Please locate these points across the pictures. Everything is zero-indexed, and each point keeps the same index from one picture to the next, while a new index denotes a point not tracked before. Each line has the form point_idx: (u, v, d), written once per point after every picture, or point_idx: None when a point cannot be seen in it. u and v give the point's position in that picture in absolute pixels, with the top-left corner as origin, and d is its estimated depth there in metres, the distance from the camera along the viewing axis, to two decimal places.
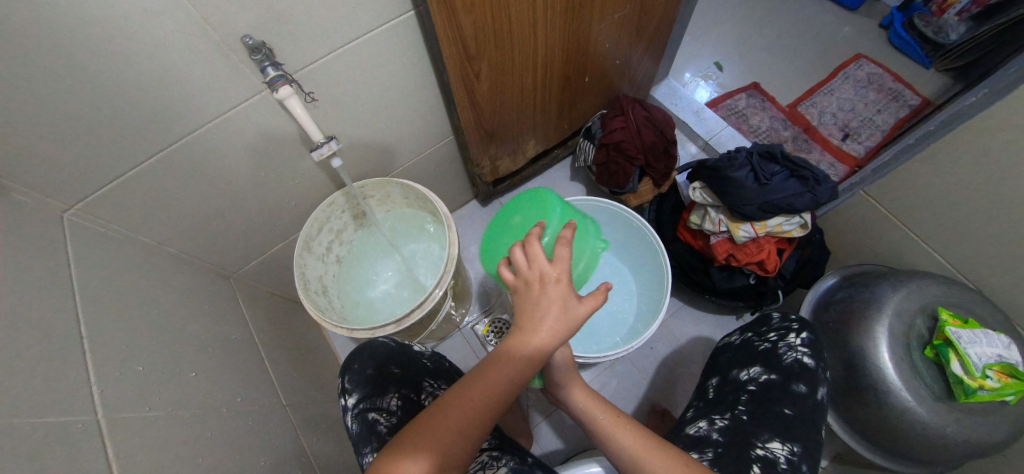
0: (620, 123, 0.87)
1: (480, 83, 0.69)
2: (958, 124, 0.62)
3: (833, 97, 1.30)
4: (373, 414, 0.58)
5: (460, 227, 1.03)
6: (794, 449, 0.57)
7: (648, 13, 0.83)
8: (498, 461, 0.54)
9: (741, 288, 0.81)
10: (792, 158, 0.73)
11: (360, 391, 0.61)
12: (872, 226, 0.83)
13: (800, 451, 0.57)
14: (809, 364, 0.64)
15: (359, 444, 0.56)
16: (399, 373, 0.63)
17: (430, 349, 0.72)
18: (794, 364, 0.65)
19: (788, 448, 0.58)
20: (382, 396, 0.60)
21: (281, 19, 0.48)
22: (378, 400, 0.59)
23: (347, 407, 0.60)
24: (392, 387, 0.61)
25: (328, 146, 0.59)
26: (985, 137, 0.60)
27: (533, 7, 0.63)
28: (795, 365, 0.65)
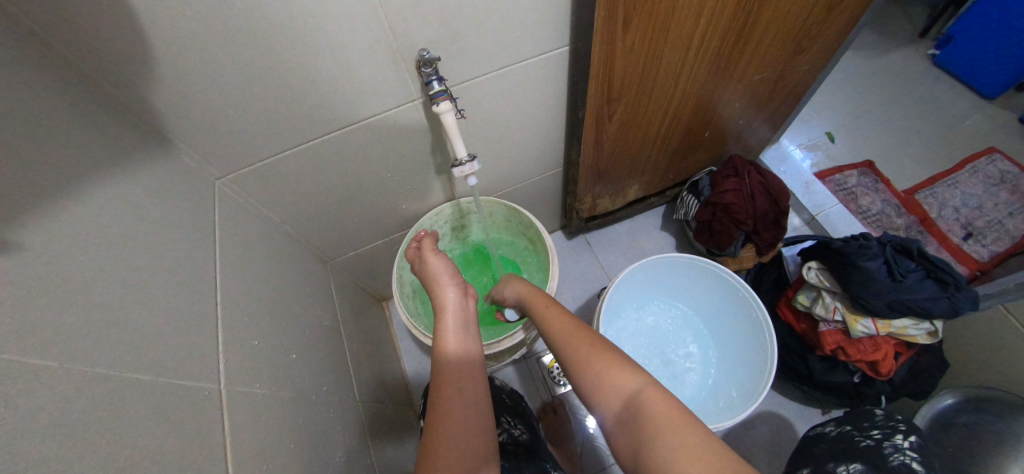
0: (734, 184, 0.83)
1: (610, 124, 0.68)
2: None
3: (956, 190, 1.19)
4: None
5: None
6: None
7: (786, 78, 0.80)
8: None
9: (842, 384, 0.75)
10: (931, 257, 0.67)
11: None
12: (1010, 348, 0.73)
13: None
14: (919, 471, 0.57)
15: None
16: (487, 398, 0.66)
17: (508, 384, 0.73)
18: (901, 467, 0.58)
19: None
20: None
21: (454, 38, 0.50)
22: None
23: None
24: None
25: (470, 165, 0.57)
26: None
27: (683, 58, 0.62)
28: (904, 469, 0.57)
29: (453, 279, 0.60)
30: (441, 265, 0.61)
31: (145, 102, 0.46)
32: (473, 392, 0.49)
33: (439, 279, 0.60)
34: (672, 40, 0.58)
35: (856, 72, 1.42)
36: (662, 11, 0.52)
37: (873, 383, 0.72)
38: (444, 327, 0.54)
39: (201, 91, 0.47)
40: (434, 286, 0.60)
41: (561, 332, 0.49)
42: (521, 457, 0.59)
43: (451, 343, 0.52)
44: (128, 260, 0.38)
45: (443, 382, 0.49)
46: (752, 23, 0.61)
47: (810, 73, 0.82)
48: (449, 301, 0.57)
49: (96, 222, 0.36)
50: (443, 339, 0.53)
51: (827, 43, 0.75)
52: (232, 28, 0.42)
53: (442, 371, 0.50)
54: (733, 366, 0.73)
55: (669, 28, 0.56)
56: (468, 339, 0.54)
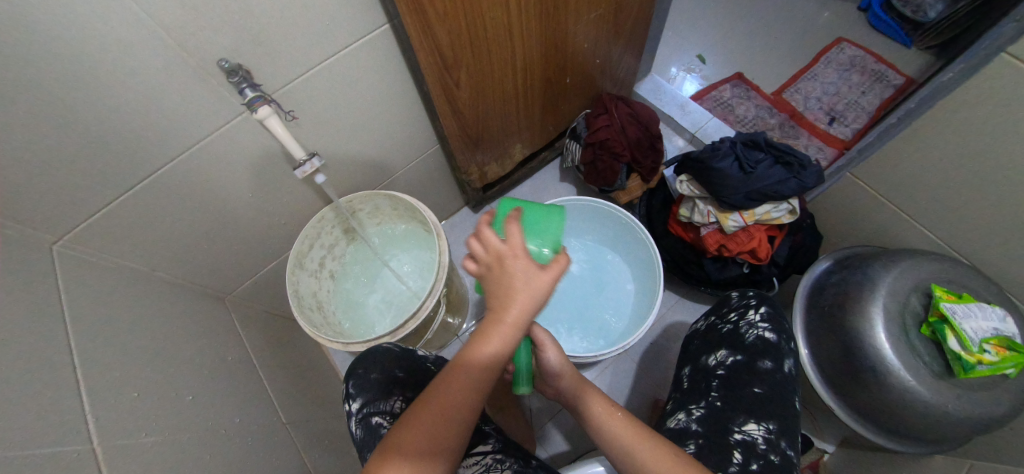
0: (605, 121, 0.88)
1: (461, 91, 0.69)
2: (937, 99, 0.63)
3: (816, 82, 1.31)
4: (377, 418, 0.59)
5: (452, 235, 1.02)
6: (769, 428, 0.57)
7: (625, 10, 0.84)
8: (502, 463, 0.55)
9: (735, 278, 0.82)
10: (775, 145, 0.73)
11: (364, 396, 0.62)
12: (863, 207, 0.83)
13: (776, 429, 0.57)
14: (771, 338, 0.64)
15: (365, 448, 0.58)
16: (405, 377, 0.64)
17: (434, 355, 0.72)
18: (756, 341, 0.64)
19: (763, 427, 0.57)
20: (386, 399, 0.61)
21: (257, 41, 0.48)
22: (383, 404, 0.61)
23: (352, 412, 0.62)
24: (398, 390, 0.62)
25: (312, 163, 0.57)
26: (965, 110, 0.60)
27: (508, 13, 0.64)
28: (758, 341, 0.64)
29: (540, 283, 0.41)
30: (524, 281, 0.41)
31: None
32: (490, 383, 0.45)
33: (511, 271, 0.41)
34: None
35: None
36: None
37: (760, 270, 0.80)
38: (494, 334, 0.42)
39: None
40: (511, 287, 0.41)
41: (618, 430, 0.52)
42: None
43: (489, 350, 0.42)
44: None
45: (457, 375, 0.44)
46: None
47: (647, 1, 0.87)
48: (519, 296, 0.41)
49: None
50: (484, 343, 0.42)
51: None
52: None
53: (467, 368, 0.43)
54: (641, 285, 0.78)
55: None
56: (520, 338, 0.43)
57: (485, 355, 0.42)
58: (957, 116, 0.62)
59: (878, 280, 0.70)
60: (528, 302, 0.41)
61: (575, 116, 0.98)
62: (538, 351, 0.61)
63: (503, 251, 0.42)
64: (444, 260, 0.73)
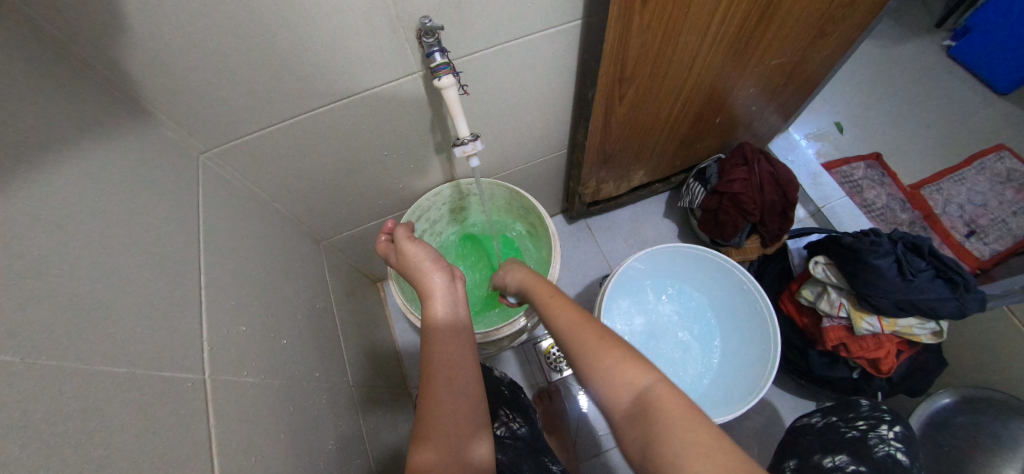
0: (743, 173, 0.81)
1: (620, 106, 0.65)
2: None
3: (962, 187, 1.18)
4: None
5: None
6: None
7: (805, 63, 0.76)
8: None
9: (839, 379, 0.74)
10: (944, 258, 0.65)
11: None
12: (1011, 350, 0.73)
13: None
14: (903, 461, 0.58)
15: None
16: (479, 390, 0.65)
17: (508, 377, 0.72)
18: (887, 458, 0.58)
19: None
20: None
21: (459, 5, 0.45)
22: None
23: None
24: None
25: (473, 144, 0.53)
26: None
27: (702, 38, 0.58)
28: (888, 459, 0.58)
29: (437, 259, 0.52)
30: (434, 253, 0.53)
31: (119, 68, 0.42)
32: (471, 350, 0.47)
33: (423, 268, 0.52)
34: (693, 19, 0.54)
35: (869, 61, 1.37)
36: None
37: (872, 380, 0.72)
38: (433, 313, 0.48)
39: (184, 55, 0.43)
40: (422, 273, 0.52)
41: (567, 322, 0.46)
42: (520, 451, 0.57)
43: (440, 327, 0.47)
44: (107, 241, 0.35)
45: (434, 343, 0.45)
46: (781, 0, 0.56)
47: (829, 59, 0.78)
48: (435, 286, 0.50)
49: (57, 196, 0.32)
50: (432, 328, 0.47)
51: (853, 25, 0.70)
52: None
53: (435, 352, 0.45)
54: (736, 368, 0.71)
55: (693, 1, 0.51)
56: (457, 300, 0.50)
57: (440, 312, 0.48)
58: None
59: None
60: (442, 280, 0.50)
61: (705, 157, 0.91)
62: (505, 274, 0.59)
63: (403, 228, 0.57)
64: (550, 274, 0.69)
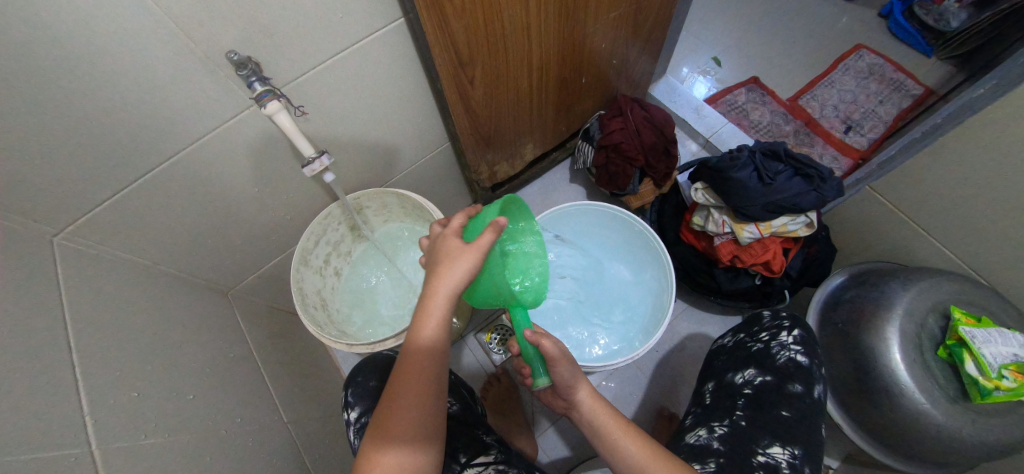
0: (619, 123, 0.85)
1: (475, 89, 0.67)
2: (968, 115, 0.60)
3: (833, 89, 1.28)
4: None
5: None
6: (795, 452, 0.56)
7: (646, 10, 0.80)
8: None
9: (747, 289, 0.80)
10: (796, 156, 0.72)
11: (361, 405, 0.63)
12: (882, 222, 0.81)
13: (801, 454, 0.56)
14: (803, 362, 0.62)
15: None
16: None
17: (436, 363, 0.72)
18: (787, 363, 0.63)
19: (789, 451, 0.56)
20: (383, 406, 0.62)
21: (267, 32, 0.46)
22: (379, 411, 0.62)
23: (350, 421, 0.63)
24: None
25: (320, 161, 0.58)
26: (996, 129, 0.58)
27: (527, 11, 0.61)
28: (789, 364, 0.63)
29: (477, 257, 0.42)
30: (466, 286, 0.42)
31: None
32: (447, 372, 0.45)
33: (444, 264, 0.43)
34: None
35: None
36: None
37: (772, 282, 0.79)
38: (427, 313, 0.42)
39: None
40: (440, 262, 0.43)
41: (634, 459, 0.49)
42: (453, 429, 0.61)
43: (429, 328, 0.42)
44: None
45: (415, 360, 0.43)
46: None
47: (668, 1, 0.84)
48: (446, 280, 0.42)
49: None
50: (422, 328, 0.42)
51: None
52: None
53: (415, 353, 0.42)
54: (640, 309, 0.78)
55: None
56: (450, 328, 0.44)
57: (428, 346, 0.42)
58: (989, 134, 0.60)
59: (910, 297, 0.68)
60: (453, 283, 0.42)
61: (588, 117, 0.96)
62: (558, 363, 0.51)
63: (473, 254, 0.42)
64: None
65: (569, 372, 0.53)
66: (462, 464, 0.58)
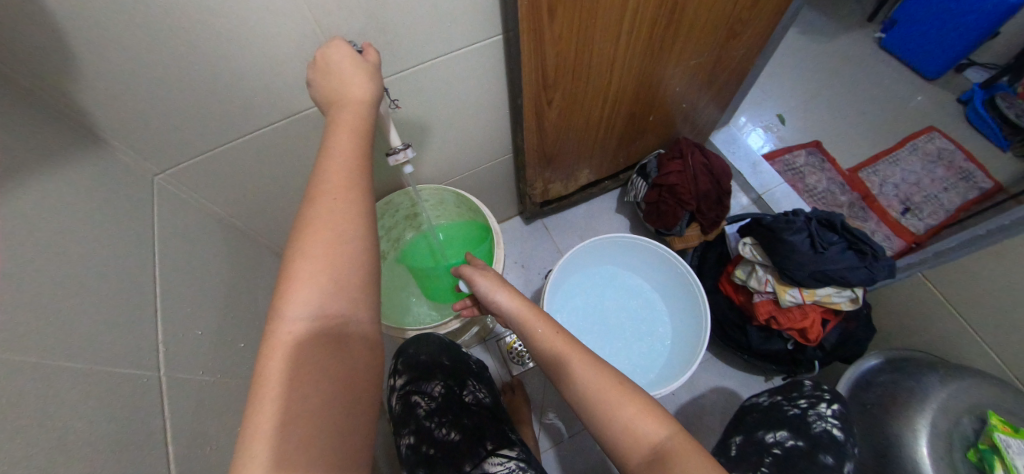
0: (678, 165, 0.87)
1: (550, 109, 0.70)
2: None
3: (896, 167, 1.26)
4: (416, 397, 0.67)
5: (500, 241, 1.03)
6: None
7: (725, 61, 0.82)
8: None
9: (777, 352, 0.80)
10: (853, 230, 0.71)
11: (408, 374, 0.70)
12: (930, 313, 0.79)
13: None
14: (838, 436, 0.63)
15: (401, 421, 0.66)
16: (448, 366, 0.72)
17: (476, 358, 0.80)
18: (822, 434, 0.63)
19: None
20: (427, 381, 0.69)
21: (383, 29, 0.51)
22: (423, 386, 0.68)
23: (395, 387, 0.71)
24: (438, 376, 0.69)
25: (404, 153, 0.55)
26: None
27: (615, 45, 0.64)
28: (824, 435, 0.63)
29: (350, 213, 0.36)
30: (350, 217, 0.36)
31: (75, 103, 0.45)
32: (365, 346, 0.36)
33: (310, 221, 0.35)
34: (602, 28, 0.59)
35: (808, 57, 1.46)
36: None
37: (805, 350, 0.78)
38: (292, 280, 0.34)
39: (131, 86, 0.47)
40: (305, 218, 0.35)
41: (572, 364, 0.47)
42: (484, 420, 0.66)
43: (297, 302, 0.33)
44: (73, 257, 0.39)
45: (287, 341, 0.32)
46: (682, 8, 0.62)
47: (746, 57, 0.85)
48: (314, 234, 0.35)
49: (31, 222, 0.36)
50: (286, 302, 0.33)
51: (761, 26, 0.77)
52: (154, 29, 0.42)
53: (287, 335, 0.33)
54: (673, 348, 0.78)
55: (598, 15, 0.57)
56: (355, 286, 0.36)
57: (296, 312, 0.33)
58: None
59: (953, 389, 0.66)
60: (322, 229, 0.35)
61: (647, 152, 0.97)
62: (472, 279, 0.56)
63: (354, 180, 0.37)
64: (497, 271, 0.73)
65: (487, 283, 0.56)
66: (487, 450, 0.61)
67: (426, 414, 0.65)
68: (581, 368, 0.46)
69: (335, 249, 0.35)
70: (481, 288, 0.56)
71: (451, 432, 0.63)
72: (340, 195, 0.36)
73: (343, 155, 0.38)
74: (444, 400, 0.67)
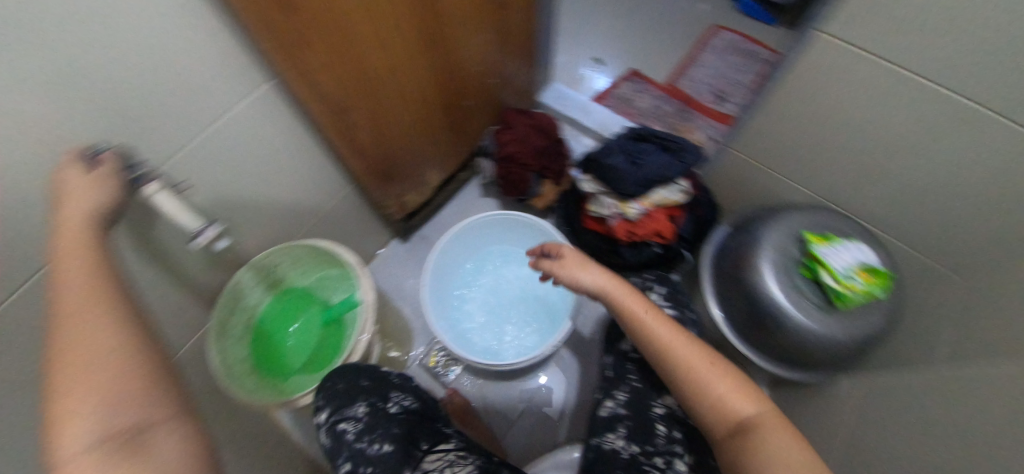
0: (509, 136, 0.93)
1: (360, 131, 0.71)
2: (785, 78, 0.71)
3: (703, 68, 1.45)
4: (341, 425, 0.64)
5: (385, 269, 1.03)
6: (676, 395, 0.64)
7: (507, 32, 0.88)
8: (464, 459, 0.62)
9: (651, 258, 0.89)
10: (658, 136, 0.85)
11: (329, 406, 0.67)
12: (745, 178, 0.93)
13: None
14: (672, 314, 0.71)
15: (331, 455, 0.63)
16: (370, 386, 0.70)
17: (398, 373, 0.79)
18: (659, 320, 0.71)
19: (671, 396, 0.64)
20: (349, 406, 0.66)
21: (123, 114, 0.45)
22: (346, 411, 0.66)
23: (319, 422, 0.67)
24: (360, 397, 0.67)
25: (210, 231, 0.52)
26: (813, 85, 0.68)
27: (394, 54, 0.66)
28: None
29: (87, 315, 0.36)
30: (122, 342, 0.37)
31: None
32: (173, 434, 0.37)
33: (49, 353, 0.35)
34: (370, 43, 0.61)
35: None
36: (337, 23, 0.53)
37: (670, 247, 0.87)
38: (54, 416, 0.33)
39: None
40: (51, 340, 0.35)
41: (663, 335, 0.54)
42: (414, 424, 0.67)
43: (67, 439, 0.33)
44: None
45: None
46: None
47: (525, 21, 0.92)
48: (57, 353, 0.34)
49: None
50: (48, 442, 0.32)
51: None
52: None
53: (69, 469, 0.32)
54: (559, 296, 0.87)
55: (358, 34, 0.57)
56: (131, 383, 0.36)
57: (64, 447, 0.32)
58: (804, 91, 0.70)
59: (767, 228, 0.78)
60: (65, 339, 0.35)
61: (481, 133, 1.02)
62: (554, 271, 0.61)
63: (114, 290, 0.39)
64: (369, 297, 0.76)
65: (590, 273, 0.61)
66: (423, 450, 0.63)
67: (354, 438, 0.63)
68: (672, 342, 0.53)
69: (91, 359, 0.35)
70: (563, 277, 0.62)
71: (383, 446, 0.62)
72: (81, 297, 0.37)
73: (57, 262, 0.38)
74: (370, 417, 0.65)
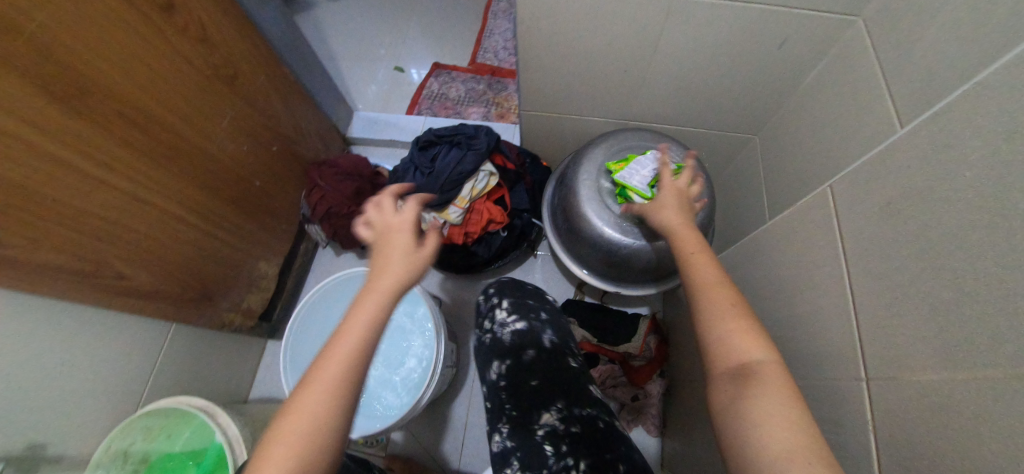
0: (317, 195, 0.86)
1: (133, 278, 0.62)
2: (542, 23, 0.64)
3: (495, 36, 1.23)
4: None
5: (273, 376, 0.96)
6: (559, 408, 0.57)
7: (258, 99, 0.80)
8: None
9: (504, 244, 0.85)
10: (442, 134, 0.76)
11: None
12: (557, 128, 0.87)
13: (564, 403, 0.57)
14: (522, 328, 0.66)
15: None
16: None
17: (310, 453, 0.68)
18: (512, 338, 0.65)
19: (555, 411, 0.56)
20: None
21: None
22: None
23: None
24: None
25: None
26: (571, 9, 0.60)
27: (136, 185, 0.60)
28: (513, 338, 0.65)
29: None
30: None
31: None
32: None
33: None
34: (79, 193, 0.53)
35: None
36: (38, 204, 0.49)
37: (514, 226, 0.84)
38: None
39: None
40: None
41: (705, 274, 0.47)
42: None
43: None
44: None
45: None
46: (143, 116, 0.59)
47: (279, 81, 0.84)
48: None
49: None
50: None
51: (248, 57, 0.76)
52: None
53: None
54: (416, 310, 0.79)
55: (79, 199, 0.54)
56: None
57: None
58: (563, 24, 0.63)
59: (575, 174, 0.75)
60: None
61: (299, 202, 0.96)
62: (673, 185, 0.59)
63: None
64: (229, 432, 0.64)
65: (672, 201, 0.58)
66: None
67: None
68: (713, 280, 0.46)
69: None
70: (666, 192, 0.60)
71: None
72: None
73: None
74: None
